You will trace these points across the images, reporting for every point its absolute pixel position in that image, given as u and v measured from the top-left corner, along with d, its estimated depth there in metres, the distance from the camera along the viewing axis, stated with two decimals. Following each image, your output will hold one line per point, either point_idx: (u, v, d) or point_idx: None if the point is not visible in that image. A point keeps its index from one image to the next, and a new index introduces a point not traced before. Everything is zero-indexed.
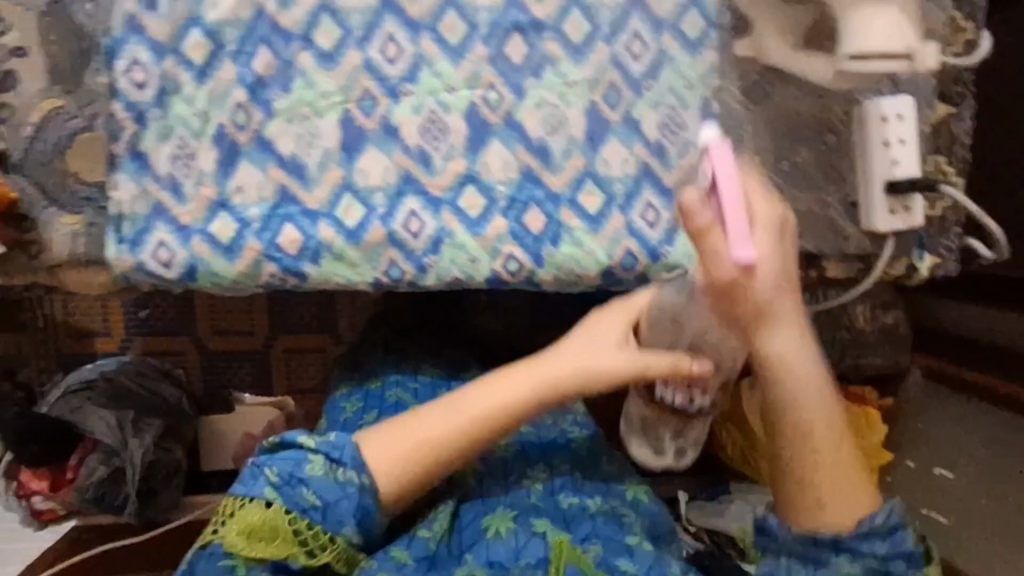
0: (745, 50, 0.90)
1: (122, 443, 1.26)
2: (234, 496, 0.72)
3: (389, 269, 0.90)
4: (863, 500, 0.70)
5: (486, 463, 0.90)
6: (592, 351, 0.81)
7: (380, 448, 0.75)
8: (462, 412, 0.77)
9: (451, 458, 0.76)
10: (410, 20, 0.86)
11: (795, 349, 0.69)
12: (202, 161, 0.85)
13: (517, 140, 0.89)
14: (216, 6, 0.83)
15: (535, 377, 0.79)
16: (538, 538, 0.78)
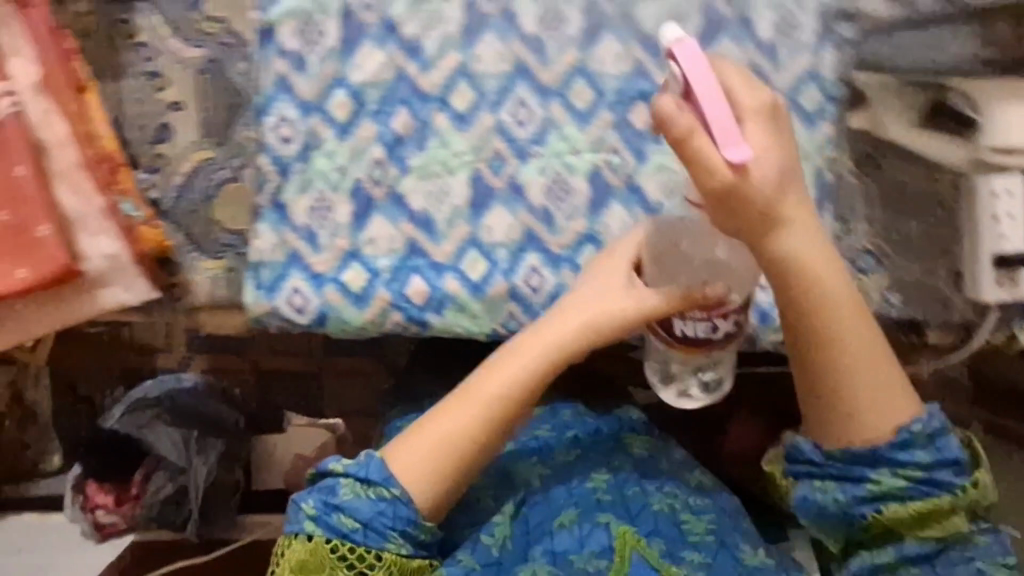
0: (861, 122, 0.93)
1: (186, 463, 1.22)
2: (284, 534, 0.71)
3: (508, 321, 0.92)
4: (904, 405, 0.70)
5: (550, 466, 0.84)
6: (603, 294, 0.76)
7: (404, 464, 0.71)
8: (472, 401, 0.73)
9: (476, 445, 0.73)
10: (541, 86, 0.90)
11: (812, 253, 0.66)
12: (338, 214, 0.89)
13: (636, 204, 0.92)
14: (362, 67, 0.87)
15: (543, 345, 0.75)
16: (602, 529, 0.77)
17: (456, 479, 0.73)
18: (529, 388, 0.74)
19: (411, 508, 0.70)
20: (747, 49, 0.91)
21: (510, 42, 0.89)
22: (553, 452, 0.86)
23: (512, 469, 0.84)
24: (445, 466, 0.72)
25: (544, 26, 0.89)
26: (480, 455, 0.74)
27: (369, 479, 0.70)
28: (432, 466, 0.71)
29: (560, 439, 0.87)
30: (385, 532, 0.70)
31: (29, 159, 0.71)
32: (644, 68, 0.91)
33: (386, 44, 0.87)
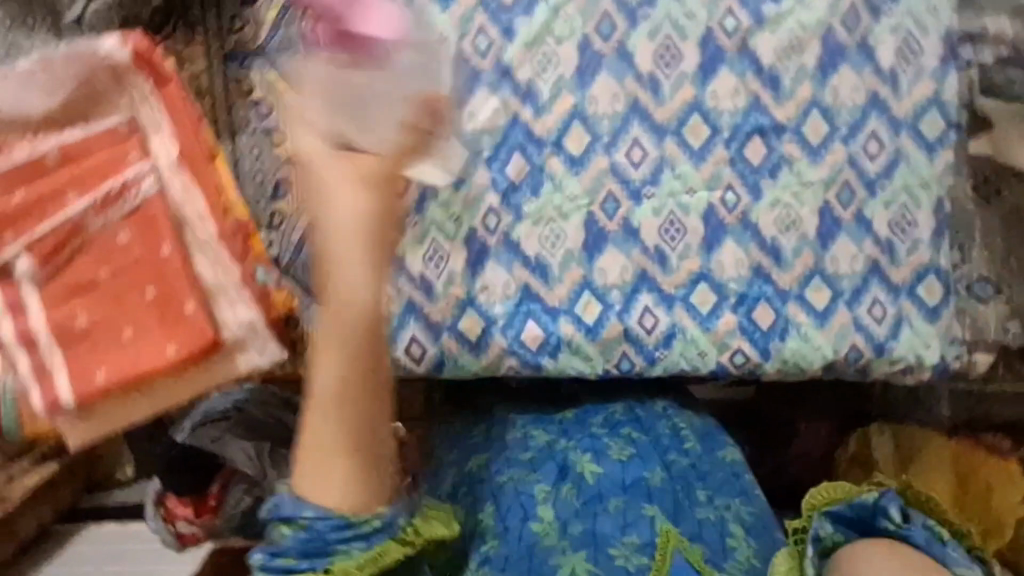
0: (982, 147, 0.91)
1: (263, 474, 0.99)
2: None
3: (621, 361, 0.93)
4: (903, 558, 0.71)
5: (605, 464, 0.90)
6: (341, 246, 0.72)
7: (310, 493, 0.71)
8: (343, 411, 0.70)
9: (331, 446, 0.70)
10: (656, 125, 0.88)
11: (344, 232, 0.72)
12: (453, 262, 0.89)
13: (750, 240, 0.91)
14: (476, 114, 0.86)
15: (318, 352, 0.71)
16: (647, 521, 0.82)
17: (378, 480, 0.72)
18: (354, 390, 0.71)
19: (335, 513, 0.71)
20: (868, 77, 0.88)
21: (625, 81, 0.87)
22: (608, 451, 0.92)
23: (569, 463, 0.91)
24: (352, 479, 0.71)
25: (659, 63, 0.87)
26: (380, 456, 0.72)
27: (286, 517, 0.71)
28: (347, 477, 0.71)
29: (616, 438, 0.95)
30: (330, 544, 0.71)
31: (174, 237, 0.76)
32: (760, 101, 0.88)
33: (499, 90, 0.86)
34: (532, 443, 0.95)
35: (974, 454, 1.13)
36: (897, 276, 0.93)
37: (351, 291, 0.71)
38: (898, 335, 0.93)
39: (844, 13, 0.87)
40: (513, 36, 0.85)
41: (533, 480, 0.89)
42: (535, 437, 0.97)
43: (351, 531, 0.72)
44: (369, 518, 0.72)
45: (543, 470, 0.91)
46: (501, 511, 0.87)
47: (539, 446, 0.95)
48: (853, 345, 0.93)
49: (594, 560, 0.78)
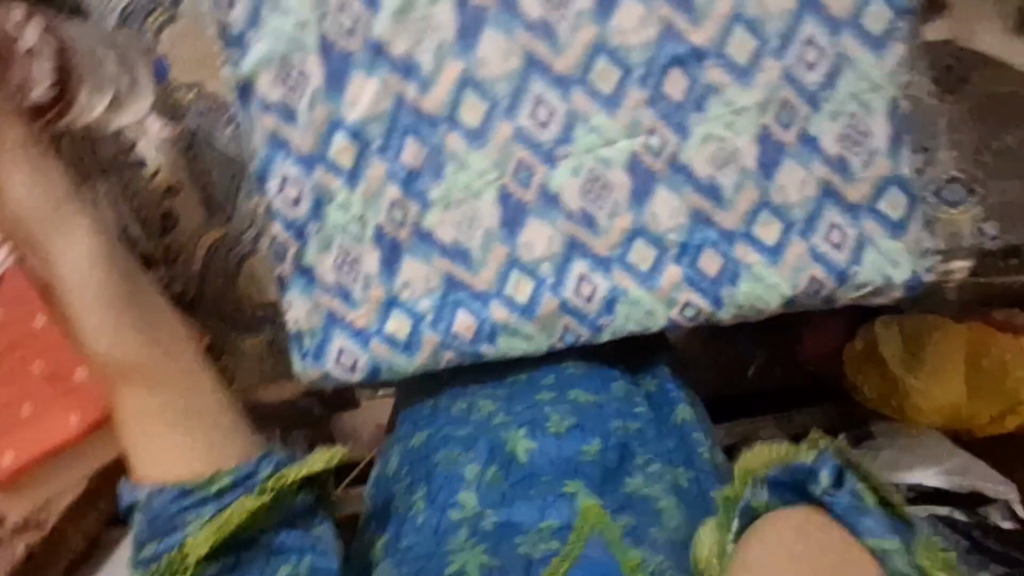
0: None
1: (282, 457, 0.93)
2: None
3: (565, 335, 0.88)
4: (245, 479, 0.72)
5: (540, 438, 0.90)
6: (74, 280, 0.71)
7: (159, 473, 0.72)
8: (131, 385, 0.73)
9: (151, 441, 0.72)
10: (558, 77, 0.78)
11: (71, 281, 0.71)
12: (367, 264, 0.84)
13: (684, 184, 0.82)
14: (356, 102, 0.78)
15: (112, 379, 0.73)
16: (565, 500, 0.83)
17: (227, 425, 0.75)
18: (136, 360, 0.73)
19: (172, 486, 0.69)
20: None
21: (515, 34, 0.76)
22: (546, 423, 0.91)
23: (501, 442, 0.90)
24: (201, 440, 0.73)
25: (550, 6, 0.76)
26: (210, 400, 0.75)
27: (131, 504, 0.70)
28: (182, 444, 0.72)
29: (556, 407, 0.92)
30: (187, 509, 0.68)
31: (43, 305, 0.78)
32: (673, 28, 0.77)
33: (376, 69, 0.77)
34: (473, 417, 0.94)
35: (985, 334, 1.18)
36: (855, 194, 0.83)
37: (101, 272, 0.72)
38: (864, 259, 0.85)
39: None
40: (379, 6, 0.75)
41: (463, 460, 0.89)
42: (479, 405, 0.96)
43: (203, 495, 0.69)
44: (216, 477, 0.70)
45: (479, 450, 0.90)
46: (431, 492, 0.89)
47: (477, 419, 0.93)
48: (813, 278, 0.85)
49: (492, 552, 0.80)
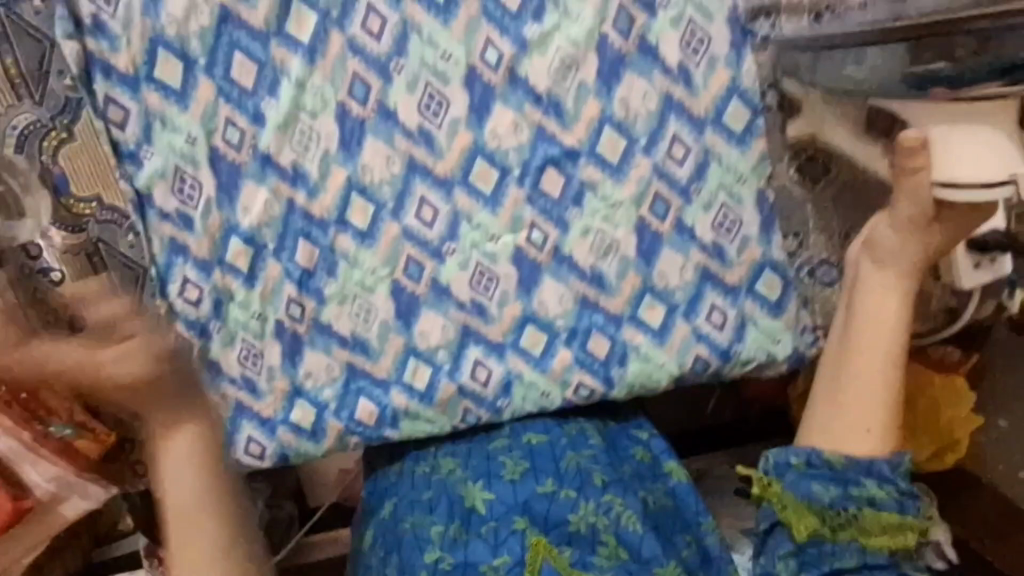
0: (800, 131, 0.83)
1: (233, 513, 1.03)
2: None
3: (466, 416, 0.91)
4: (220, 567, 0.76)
5: (497, 488, 0.88)
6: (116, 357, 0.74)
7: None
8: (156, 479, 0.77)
9: (208, 510, 0.77)
10: (439, 179, 0.83)
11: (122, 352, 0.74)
12: (269, 356, 0.87)
13: (568, 272, 0.87)
14: (248, 208, 0.82)
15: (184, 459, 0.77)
16: (517, 537, 0.84)
17: (221, 488, 0.78)
18: (153, 397, 0.75)
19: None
20: (656, 80, 0.81)
21: (395, 142, 0.81)
22: (501, 471, 0.89)
23: (460, 498, 0.88)
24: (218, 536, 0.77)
25: (426, 114, 0.80)
26: (220, 507, 0.78)
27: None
28: (210, 513, 0.77)
29: (510, 454, 0.91)
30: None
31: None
32: (545, 130, 0.81)
33: (266, 179, 0.82)
34: (433, 476, 0.91)
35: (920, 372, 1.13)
36: (731, 277, 0.88)
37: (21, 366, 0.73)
38: (745, 337, 0.89)
39: (614, 17, 0.79)
40: (263, 121, 0.80)
41: (429, 523, 0.86)
42: (437, 457, 0.94)
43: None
44: None
45: (439, 510, 0.88)
46: (402, 562, 0.85)
47: (434, 479, 0.90)
48: (698, 356, 0.89)
49: None
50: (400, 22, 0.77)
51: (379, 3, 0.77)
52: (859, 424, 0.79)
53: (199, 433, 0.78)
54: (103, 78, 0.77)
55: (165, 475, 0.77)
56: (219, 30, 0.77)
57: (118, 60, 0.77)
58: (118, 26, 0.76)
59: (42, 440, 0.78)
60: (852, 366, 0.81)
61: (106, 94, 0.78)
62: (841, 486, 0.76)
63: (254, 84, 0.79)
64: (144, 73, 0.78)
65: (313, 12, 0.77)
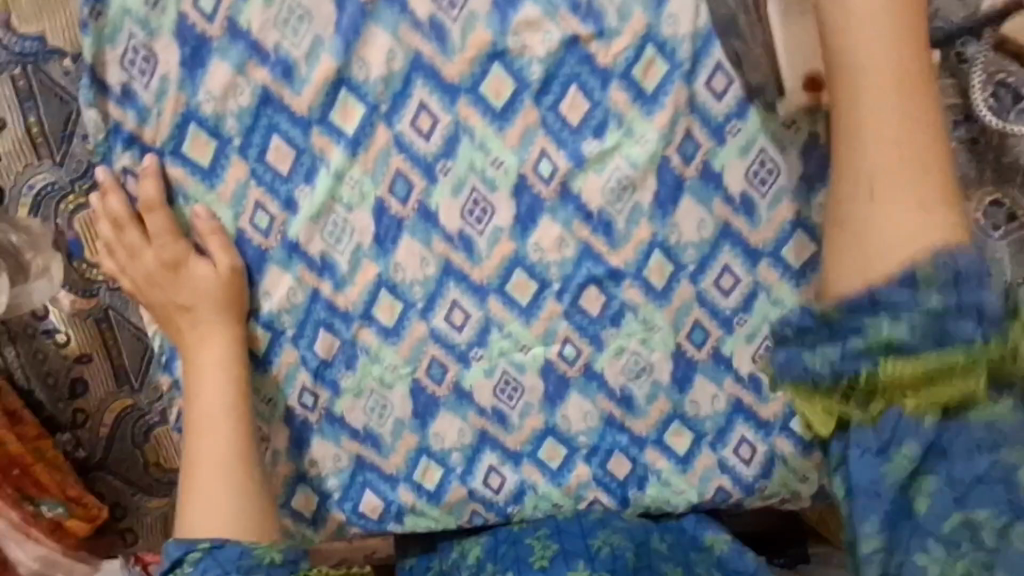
0: None
1: None
2: None
3: (473, 517, 0.88)
4: (245, 525, 0.71)
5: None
6: (196, 327, 0.76)
7: (199, 530, 0.70)
8: (215, 421, 0.74)
9: (234, 462, 0.72)
10: (475, 285, 0.79)
11: (195, 331, 0.76)
12: (276, 441, 0.83)
13: (597, 390, 0.83)
14: (271, 293, 0.78)
15: (199, 409, 0.74)
16: None
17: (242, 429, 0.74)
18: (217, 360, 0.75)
19: (233, 543, 0.67)
20: (715, 207, 0.77)
21: (432, 243, 0.77)
22: (530, 560, 0.82)
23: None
24: (232, 477, 0.72)
25: (467, 219, 0.77)
26: (239, 440, 0.73)
27: (180, 556, 0.66)
28: (229, 475, 0.72)
29: (539, 535, 0.85)
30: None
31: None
32: (592, 249, 0.78)
33: (292, 266, 0.78)
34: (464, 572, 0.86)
35: None
36: (766, 412, 0.84)
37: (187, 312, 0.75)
38: (771, 472, 0.86)
39: (679, 143, 0.75)
40: (296, 208, 0.76)
41: None
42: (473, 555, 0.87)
43: (252, 561, 0.65)
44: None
45: None
46: None
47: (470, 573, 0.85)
48: (718, 487, 0.86)
49: None
50: (452, 123, 0.74)
51: (432, 102, 0.73)
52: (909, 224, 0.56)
53: (228, 362, 0.76)
54: (123, 147, 0.73)
55: (200, 423, 0.74)
56: (258, 111, 0.73)
57: (145, 132, 0.73)
58: (149, 96, 0.72)
59: (31, 520, 0.75)
60: (852, 124, 0.58)
61: (126, 165, 0.74)
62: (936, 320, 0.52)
63: (290, 170, 0.75)
64: (170, 147, 0.74)
65: (361, 104, 0.73)
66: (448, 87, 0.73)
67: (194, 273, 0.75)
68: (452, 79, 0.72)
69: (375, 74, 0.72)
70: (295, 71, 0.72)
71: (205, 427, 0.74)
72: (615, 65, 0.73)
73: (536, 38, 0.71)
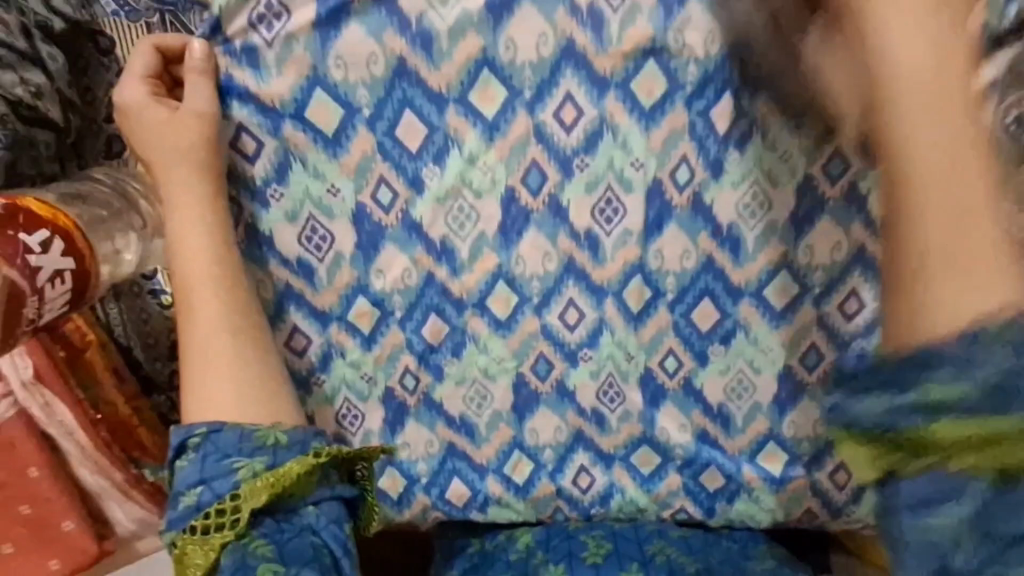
0: None
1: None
2: (242, 469, 0.66)
3: (555, 512, 0.88)
4: (244, 406, 0.69)
5: (578, 571, 0.84)
6: (174, 185, 0.70)
7: (205, 416, 0.69)
8: (203, 304, 0.70)
9: (223, 340, 0.70)
10: (594, 285, 0.78)
11: (173, 190, 0.69)
12: (370, 421, 0.83)
13: (694, 405, 0.83)
14: (383, 272, 0.77)
15: (186, 286, 0.70)
16: None
17: (230, 299, 0.71)
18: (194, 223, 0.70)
19: (233, 427, 0.68)
20: (854, 230, 0.74)
21: (558, 238, 0.77)
22: (582, 556, 0.85)
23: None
24: (229, 350, 0.70)
25: (599, 218, 0.76)
26: (229, 316, 0.70)
27: (180, 443, 0.67)
28: (225, 355, 0.70)
29: (593, 533, 0.87)
30: (224, 462, 0.66)
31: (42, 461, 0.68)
32: (715, 263, 0.76)
33: (409, 246, 0.76)
34: (513, 558, 0.87)
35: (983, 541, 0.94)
36: None
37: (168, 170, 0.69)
38: (859, 499, 0.86)
39: (826, 160, 0.72)
40: (421, 188, 0.74)
41: None
42: (523, 537, 0.89)
43: (255, 444, 0.67)
44: (188, 491, 0.66)
45: None
46: None
47: (516, 560, 0.87)
48: (807, 509, 0.86)
49: None
50: (597, 118, 0.72)
51: (579, 93, 0.71)
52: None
53: (210, 243, 0.70)
54: (238, 105, 0.70)
55: (184, 301, 0.70)
56: (392, 83, 0.70)
57: (263, 93, 0.70)
58: (272, 55, 0.69)
59: (134, 483, 0.72)
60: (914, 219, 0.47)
61: (241, 123, 0.71)
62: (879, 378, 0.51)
63: (419, 148, 0.72)
64: (292, 110, 0.70)
65: (504, 88, 0.71)
66: (599, 81, 0.71)
67: (178, 133, 0.68)
68: (603, 72, 0.71)
69: (526, 56, 0.70)
70: (435, 44, 0.69)
71: (188, 303, 0.70)
72: None
73: (697, 40, 0.69)
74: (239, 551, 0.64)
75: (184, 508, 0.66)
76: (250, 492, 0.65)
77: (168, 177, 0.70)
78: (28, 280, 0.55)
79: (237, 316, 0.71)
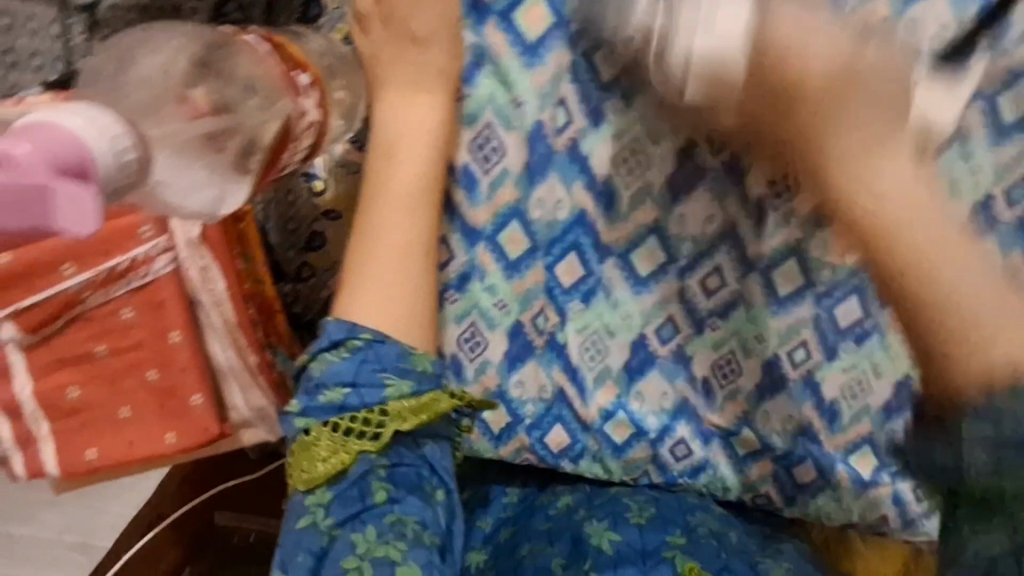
0: None
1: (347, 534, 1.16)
2: (393, 390, 0.64)
3: (640, 478, 0.86)
4: (410, 325, 0.68)
5: (623, 531, 0.77)
6: (413, 80, 0.69)
7: (365, 318, 0.67)
8: (398, 207, 0.69)
9: (406, 252, 0.69)
10: (746, 259, 0.74)
11: (412, 83, 0.68)
12: (491, 351, 0.82)
13: (808, 399, 0.79)
14: (541, 202, 0.76)
15: (388, 184, 0.69)
16: (666, 563, 0.72)
17: (421, 213, 0.70)
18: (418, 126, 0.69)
19: (396, 342, 0.66)
20: None
21: (726, 202, 0.72)
22: (627, 515, 0.79)
23: (584, 536, 0.77)
24: (405, 264, 0.69)
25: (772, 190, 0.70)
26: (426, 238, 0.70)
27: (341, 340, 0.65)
28: (406, 268, 0.69)
29: (637, 498, 0.82)
30: (378, 374, 0.65)
31: (184, 326, 0.73)
32: None
33: (570, 177, 0.75)
34: (554, 513, 0.83)
35: None
36: None
37: (410, 58, 0.67)
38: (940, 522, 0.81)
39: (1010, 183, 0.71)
40: (599, 121, 0.71)
41: (550, 555, 0.76)
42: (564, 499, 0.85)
43: (408, 366, 0.66)
44: (336, 390, 0.64)
45: (561, 544, 0.77)
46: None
47: (558, 514, 0.82)
48: (883, 515, 0.80)
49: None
50: None
51: None
52: (995, 281, 0.51)
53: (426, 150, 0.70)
54: None
55: (379, 197, 0.69)
56: None
57: None
58: None
59: (265, 368, 0.76)
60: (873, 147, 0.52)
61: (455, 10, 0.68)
62: (421, 379, 0.66)
63: (612, 79, 0.69)
64: (502, 8, 0.68)
65: None
66: None
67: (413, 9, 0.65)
68: None
69: None
70: None
71: (382, 202, 0.69)
72: (982, 88, 0.68)
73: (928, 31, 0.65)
74: (364, 463, 0.64)
75: (326, 403, 0.64)
76: (397, 413, 0.64)
77: (408, 67, 0.68)
78: (296, 122, 0.62)
79: (422, 233, 0.70)
